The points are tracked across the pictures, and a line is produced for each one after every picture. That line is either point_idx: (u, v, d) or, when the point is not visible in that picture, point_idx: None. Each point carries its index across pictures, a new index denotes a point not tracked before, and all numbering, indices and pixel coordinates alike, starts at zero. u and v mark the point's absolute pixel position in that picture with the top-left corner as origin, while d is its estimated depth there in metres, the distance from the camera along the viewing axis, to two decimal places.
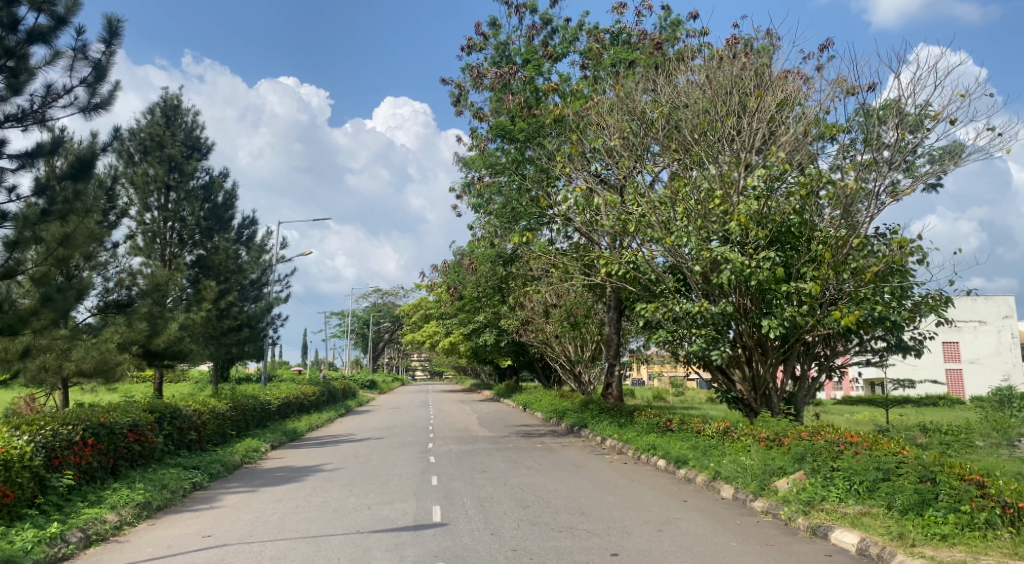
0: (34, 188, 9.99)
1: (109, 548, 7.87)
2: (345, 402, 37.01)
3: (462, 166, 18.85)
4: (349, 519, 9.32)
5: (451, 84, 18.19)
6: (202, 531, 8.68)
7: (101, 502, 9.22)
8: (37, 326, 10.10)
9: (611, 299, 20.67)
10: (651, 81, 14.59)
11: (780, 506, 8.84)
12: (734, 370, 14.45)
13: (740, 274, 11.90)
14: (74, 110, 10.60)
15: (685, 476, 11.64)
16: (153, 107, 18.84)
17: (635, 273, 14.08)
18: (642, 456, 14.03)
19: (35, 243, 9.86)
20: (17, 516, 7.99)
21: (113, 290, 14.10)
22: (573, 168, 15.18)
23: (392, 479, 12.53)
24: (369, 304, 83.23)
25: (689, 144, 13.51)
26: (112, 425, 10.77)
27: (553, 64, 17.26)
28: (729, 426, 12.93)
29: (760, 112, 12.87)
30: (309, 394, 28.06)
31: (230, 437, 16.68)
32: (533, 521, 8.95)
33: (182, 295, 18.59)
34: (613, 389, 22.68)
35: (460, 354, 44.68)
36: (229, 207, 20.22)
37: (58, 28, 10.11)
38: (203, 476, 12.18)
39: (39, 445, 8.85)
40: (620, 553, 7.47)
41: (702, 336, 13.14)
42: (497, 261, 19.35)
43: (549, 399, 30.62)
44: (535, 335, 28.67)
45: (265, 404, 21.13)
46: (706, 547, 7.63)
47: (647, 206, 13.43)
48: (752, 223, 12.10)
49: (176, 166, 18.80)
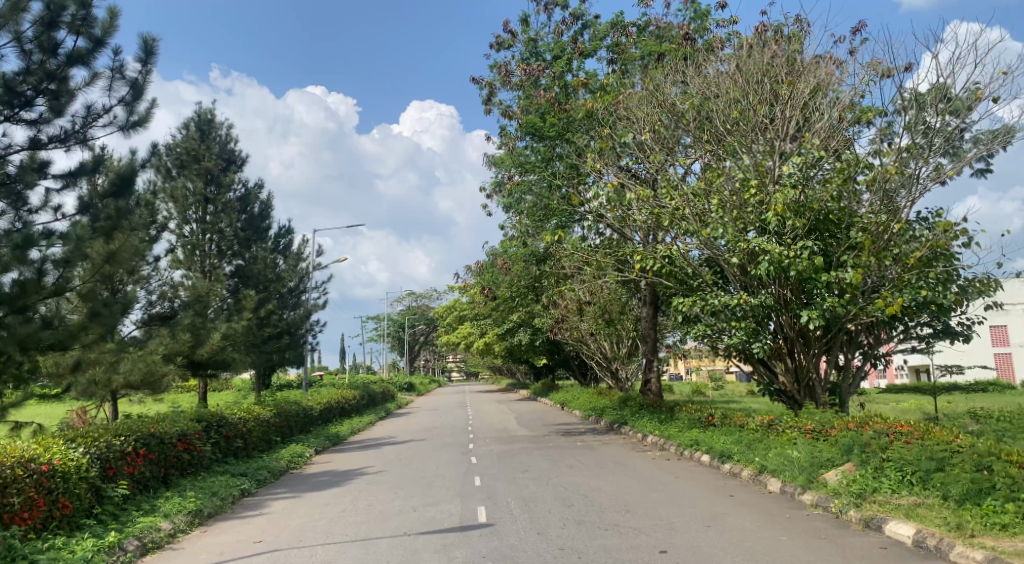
0: (79, 207, 10.31)
1: (165, 556, 8.03)
2: (384, 405, 37.36)
3: (492, 166, 18.87)
4: (396, 521, 9.41)
5: (481, 83, 18.28)
6: (253, 537, 8.81)
7: (155, 511, 9.42)
8: (85, 340, 10.24)
9: (647, 294, 20.51)
10: (681, 73, 14.47)
11: (830, 499, 8.71)
12: (776, 363, 14.30)
13: (778, 264, 11.76)
14: (114, 128, 10.81)
15: (730, 471, 11.53)
16: (188, 121, 19.21)
17: (671, 268, 14.01)
18: (684, 453, 13.93)
19: (82, 259, 9.82)
20: (76, 526, 8.20)
21: (157, 303, 14.67)
22: (603, 164, 15.17)
23: (435, 481, 12.59)
24: (404, 306, 83.88)
25: (722, 135, 13.36)
26: (162, 436, 11.00)
27: (583, 60, 17.22)
28: (774, 419, 12.79)
29: (793, 100, 12.74)
30: (349, 398, 28.37)
31: (274, 444, 16.92)
32: (579, 520, 8.93)
33: (223, 305, 18.93)
34: (652, 385, 22.49)
35: (496, 354, 44.78)
36: (265, 217, 20.55)
37: (96, 50, 10.34)
38: (251, 482, 12.36)
39: (94, 457, 9.06)
40: (669, 550, 7.43)
41: (743, 329, 13.09)
42: (530, 259, 19.31)
43: (587, 396, 30.54)
44: (570, 333, 28.55)
45: (308, 409, 21.45)
46: (757, 542, 7.56)
47: (680, 199, 13.34)
48: (790, 213, 11.96)
49: (213, 179, 19.18)
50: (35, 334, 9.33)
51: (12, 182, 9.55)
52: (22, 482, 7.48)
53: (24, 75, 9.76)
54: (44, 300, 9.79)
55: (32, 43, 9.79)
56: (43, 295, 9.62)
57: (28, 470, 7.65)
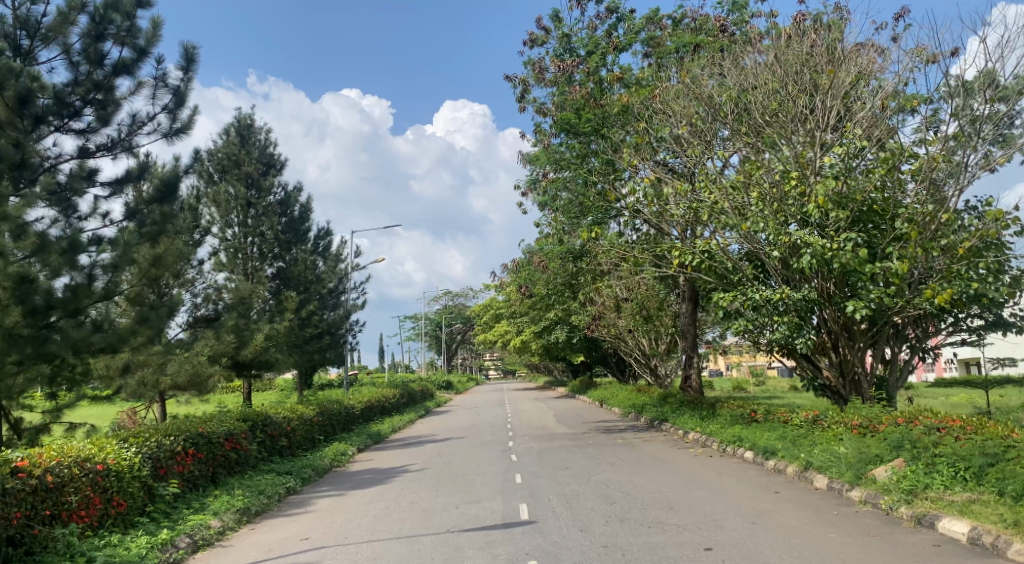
0: (125, 213, 10.55)
1: (215, 553, 8.18)
2: (423, 403, 37.62)
3: (526, 163, 18.86)
4: (440, 518, 9.46)
5: (515, 81, 18.27)
6: (299, 534, 8.93)
7: (205, 509, 9.62)
8: (135, 344, 10.35)
9: (686, 289, 20.26)
10: (718, 65, 14.29)
11: (879, 495, 8.55)
12: (820, 357, 14.11)
13: (821, 257, 11.58)
14: (158, 136, 11.05)
15: (774, 468, 11.38)
16: (228, 127, 19.56)
17: (710, 262, 13.89)
18: (727, 449, 13.78)
19: (130, 264, 10.06)
20: (130, 523, 8.41)
21: (202, 306, 15.05)
22: (639, 159, 15.09)
23: (476, 478, 12.65)
24: (441, 306, 84.35)
25: (761, 126, 13.14)
26: (210, 435, 11.21)
27: (617, 55, 17.13)
28: (819, 414, 12.60)
29: (833, 90, 12.51)
30: (388, 397, 28.63)
31: (318, 442, 17.15)
32: (622, 518, 8.89)
33: (265, 307, 19.31)
34: (692, 381, 22.28)
35: (533, 352, 44.80)
36: (305, 220, 20.77)
37: (140, 60, 10.56)
38: (296, 480, 12.56)
39: (146, 456, 9.27)
40: (715, 548, 7.36)
41: (785, 324, 12.91)
42: (567, 256, 19.24)
43: (626, 393, 30.38)
44: (607, 331, 28.41)
45: (349, 408, 21.70)
46: (805, 539, 7.46)
47: (718, 192, 13.21)
48: (832, 204, 11.77)
49: (253, 183, 19.49)
50: (87, 338, 9.53)
51: (62, 191, 9.80)
52: (79, 481, 7.66)
53: (72, 86, 10.03)
54: (94, 305, 9.99)
55: (80, 55, 10.08)
56: (93, 298, 9.84)
57: (85, 468, 7.84)
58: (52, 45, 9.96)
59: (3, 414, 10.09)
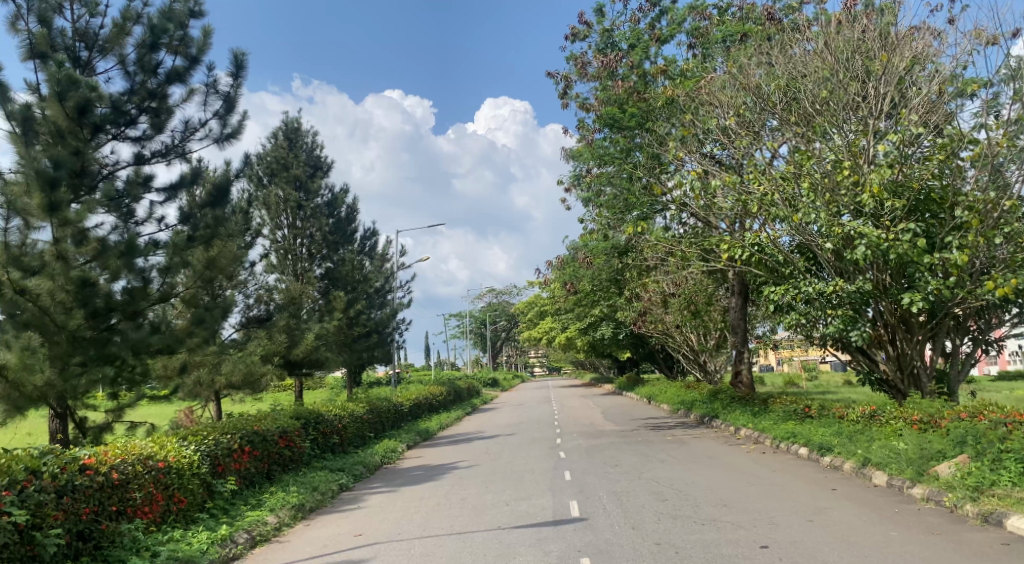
0: (180, 218, 10.77)
1: (272, 548, 8.33)
2: (470, 400, 37.84)
3: (570, 159, 18.78)
4: (491, 515, 9.49)
5: (557, 77, 18.22)
6: (353, 530, 9.05)
7: (262, 505, 9.82)
8: (190, 345, 10.56)
9: (735, 283, 19.93)
10: (765, 54, 14.02)
11: (943, 493, 8.30)
12: (877, 351, 13.82)
13: (876, 248, 11.29)
14: (210, 141, 11.29)
15: (831, 464, 11.14)
16: (276, 131, 19.89)
17: (760, 256, 13.63)
18: (780, 446, 13.53)
19: (184, 266, 10.34)
20: (191, 519, 8.63)
21: (254, 306, 15.39)
22: (685, 152, 14.92)
23: (526, 475, 12.66)
24: (485, 303, 84.72)
25: (811, 115, 12.85)
26: (265, 433, 11.43)
27: (660, 47, 16.97)
28: (876, 409, 12.26)
29: (887, 76, 12.16)
30: (436, 394, 28.85)
31: (368, 439, 17.37)
32: (674, 515, 8.80)
33: (315, 307, 19.65)
34: (742, 377, 21.92)
35: (578, 348, 44.70)
36: (351, 220, 21.03)
37: (192, 68, 10.79)
38: (349, 477, 12.73)
39: (205, 454, 9.50)
40: (771, 545, 7.24)
41: (839, 317, 12.64)
42: (612, 252, 19.08)
43: (674, 390, 30.08)
44: (654, 326, 28.14)
45: (398, 405, 21.89)
46: (865, 537, 7.28)
47: (768, 184, 12.97)
48: (887, 193, 11.46)
49: (301, 185, 19.79)
50: (146, 338, 9.75)
51: (121, 197, 10.07)
52: (143, 478, 7.89)
53: (128, 95, 10.30)
54: (151, 307, 10.26)
55: (134, 65, 10.35)
56: (151, 301, 10.11)
57: (148, 466, 8.06)
58: (109, 55, 10.25)
59: (69, 413, 10.42)
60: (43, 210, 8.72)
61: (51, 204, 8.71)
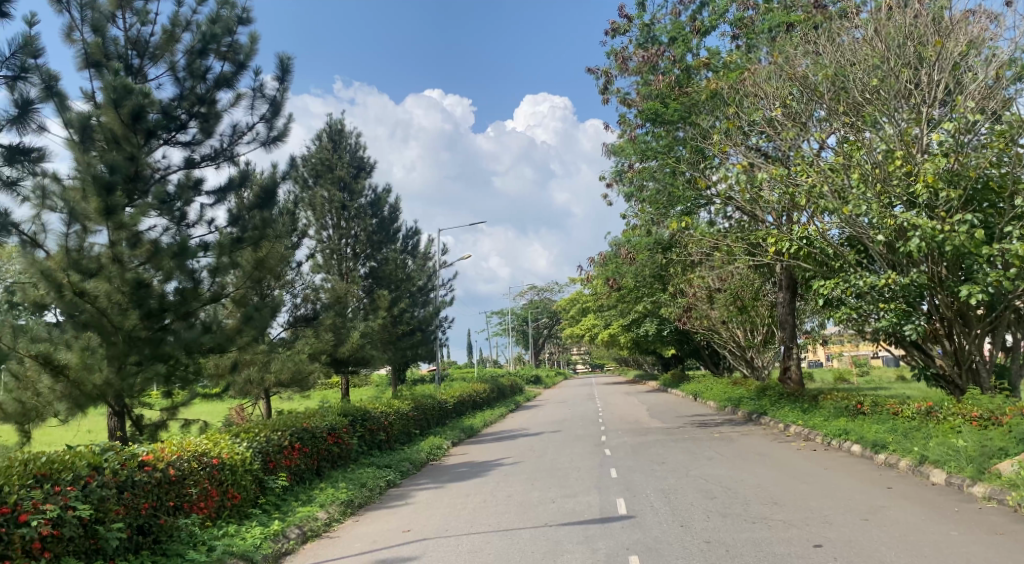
0: (229, 220, 10.98)
1: (323, 544, 8.44)
2: (514, 398, 37.95)
3: (611, 155, 18.63)
4: (538, 512, 9.46)
5: (598, 73, 18.11)
6: (402, 526, 9.12)
7: (312, 501, 9.96)
8: (241, 343, 10.76)
9: (783, 277, 19.53)
10: (812, 43, 13.72)
11: (1006, 492, 8.02)
12: (933, 345, 13.42)
13: (931, 240, 10.98)
14: (257, 144, 11.48)
15: (885, 462, 10.87)
16: (320, 133, 20.12)
17: (809, 249, 13.37)
18: (832, 443, 13.24)
19: (233, 267, 10.57)
20: (245, 514, 8.80)
21: (301, 305, 15.63)
22: (729, 145, 14.70)
23: (571, 472, 12.59)
24: (527, 301, 84.76)
25: (860, 105, 12.54)
26: (314, 430, 11.58)
27: (702, 39, 16.76)
28: (932, 405, 11.92)
29: (941, 62, 11.80)
30: (480, 392, 28.96)
31: (414, 437, 17.50)
32: (724, 513, 8.68)
33: (359, 306, 19.89)
34: (791, 373, 21.52)
35: (622, 345, 44.41)
36: (394, 220, 21.20)
37: (239, 73, 10.98)
38: (396, 473, 12.84)
39: (256, 450, 9.66)
40: (824, 544, 7.09)
41: (892, 311, 12.34)
42: (655, 247, 18.88)
43: (720, 386, 29.69)
44: (700, 322, 27.77)
45: (442, 402, 22.02)
46: (924, 537, 7.08)
47: (816, 176, 12.70)
48: (943, 183, 11.12)
49: (346, 186, 20.01)
50: (198, 338, 9.96)
51: (172, 200, 10.32)
52: (198, 474, 8.06)
53: (178, 101, 10.53)
54: (203, 307, 10.49)
55: (184, 71, 10.58)
56: (202, 301, 10.33)
57: (202, 463, 8.23)
58: (160, 62, 10.49)
59: (126, 411, 10.69)
60: (99, 214, 8.96)
61: (107, 207, 8.95)
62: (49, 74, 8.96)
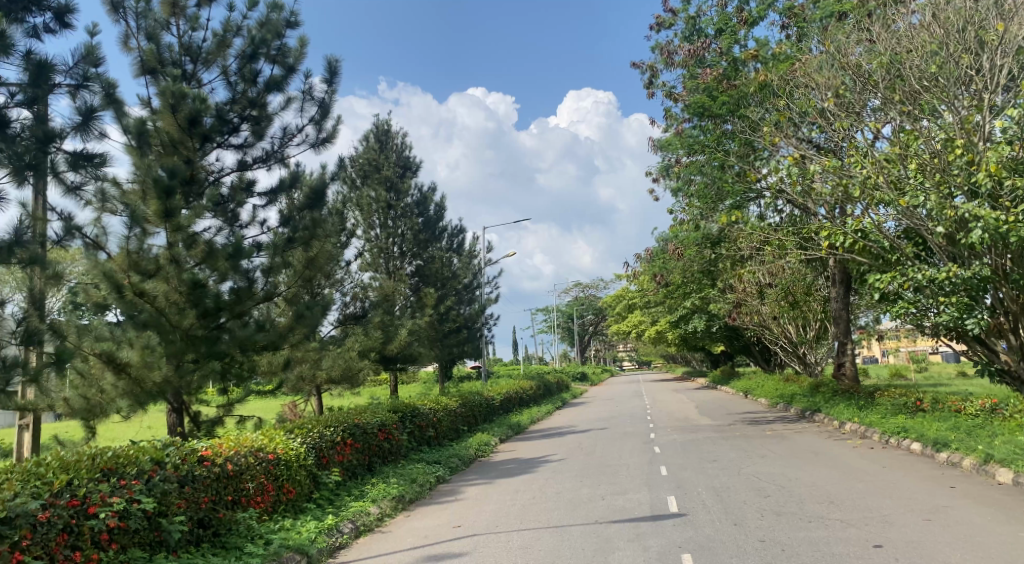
0: (280, 220, 11.17)
1: (376, 538, 8.53)
2: (560, 395, 37.87)
3: (658, 150, 18.43)
4: (587, 509, 9.42)
5: (643, 67, 17.93)
6: (452, 521, 9.17)
7: (364, 496, 10.08)
8: (293, 341, 10.93)
9: (838, 272, 19.00)
10: (866, 31, 13.35)
11: None
12: (996, 340, 12.98)
13: (994, 232, 10.61)
14: (306, 146, 11.65)
15: (947, 460, 10.54)
16: (367, 134, 20.33)
17: (864, 242, 13.04)
18: (890, 441, 12.90)
19: (285, 266, 10.74)
20: (299, 509, 8.95)
21: (351, 304, 15.81)
22: (779, 137, 14.41)
23: (620, 469, 12.51)
24: (573, 297, 84.49)
25: (917, 93, 12.16)
26: (366, 426, 11.71)
27: (750, 29, 16.45)
28: (997, 403, 11.53)
29: (1004, 46, 11.34)
30: (526, 389, 28.97)
31: (462, 433, 17.60)
32: (779, 512, 8.52)
33: (407, 303, 20.09)
34: (845, 370, 21.02)
35: (669, 342, 43.96)
36: (440, 218, 21.31)
37: (289, 76, 11.15)
38: (445, 470, 12.91)
39: (310, 446, 9.82)
40: (884, 545, 6.91)
41: (953, 305, 12.00)
42: (704, 243, 18.62)
43: (772, 383, 29.15)
44: (750, 318, 27.28)
45: (490, 399, 22.09)
46: (990, 538, 6.85)
47: (871, 167, 12.38)
48: (1006, 172, 10.74)
49: (392, 185, 20.17)
50: (252, 336, 10.16)
51: (226, 202, 10.54)
52: (255, 469, 8.22)
53: (230, 105, 10.75)
54: (257, 306, 10.67)
55: (236, 75, 10.80)
56: (256, 300, 10.50)
57: (259, 458, 8.39)
58: (212, 67, 10.72)
59: (184, 408, 10.94)
60: (158, 216, 9.19)
61: (165, 210, 9.18)
62: (109, 82, 9.16)
